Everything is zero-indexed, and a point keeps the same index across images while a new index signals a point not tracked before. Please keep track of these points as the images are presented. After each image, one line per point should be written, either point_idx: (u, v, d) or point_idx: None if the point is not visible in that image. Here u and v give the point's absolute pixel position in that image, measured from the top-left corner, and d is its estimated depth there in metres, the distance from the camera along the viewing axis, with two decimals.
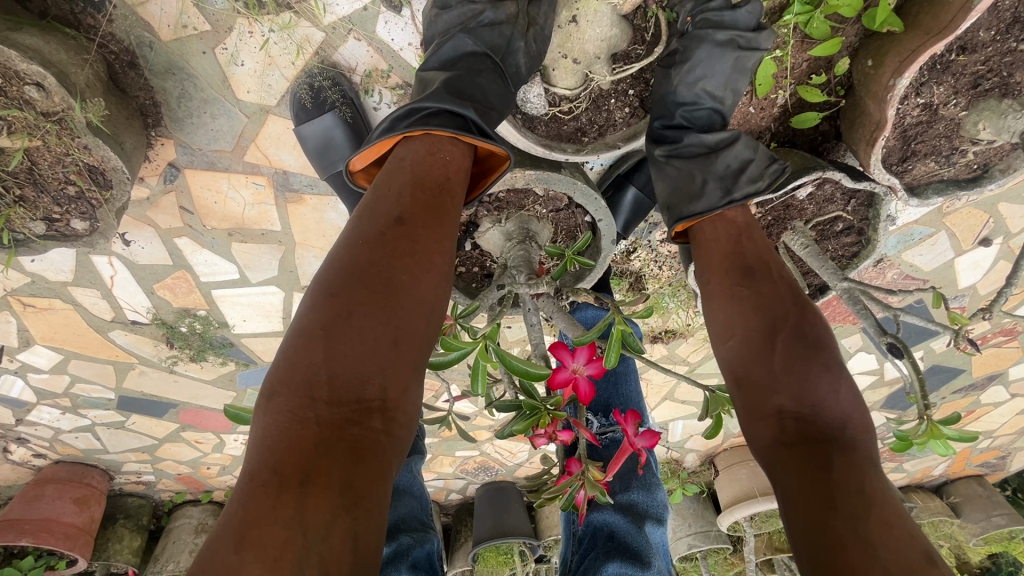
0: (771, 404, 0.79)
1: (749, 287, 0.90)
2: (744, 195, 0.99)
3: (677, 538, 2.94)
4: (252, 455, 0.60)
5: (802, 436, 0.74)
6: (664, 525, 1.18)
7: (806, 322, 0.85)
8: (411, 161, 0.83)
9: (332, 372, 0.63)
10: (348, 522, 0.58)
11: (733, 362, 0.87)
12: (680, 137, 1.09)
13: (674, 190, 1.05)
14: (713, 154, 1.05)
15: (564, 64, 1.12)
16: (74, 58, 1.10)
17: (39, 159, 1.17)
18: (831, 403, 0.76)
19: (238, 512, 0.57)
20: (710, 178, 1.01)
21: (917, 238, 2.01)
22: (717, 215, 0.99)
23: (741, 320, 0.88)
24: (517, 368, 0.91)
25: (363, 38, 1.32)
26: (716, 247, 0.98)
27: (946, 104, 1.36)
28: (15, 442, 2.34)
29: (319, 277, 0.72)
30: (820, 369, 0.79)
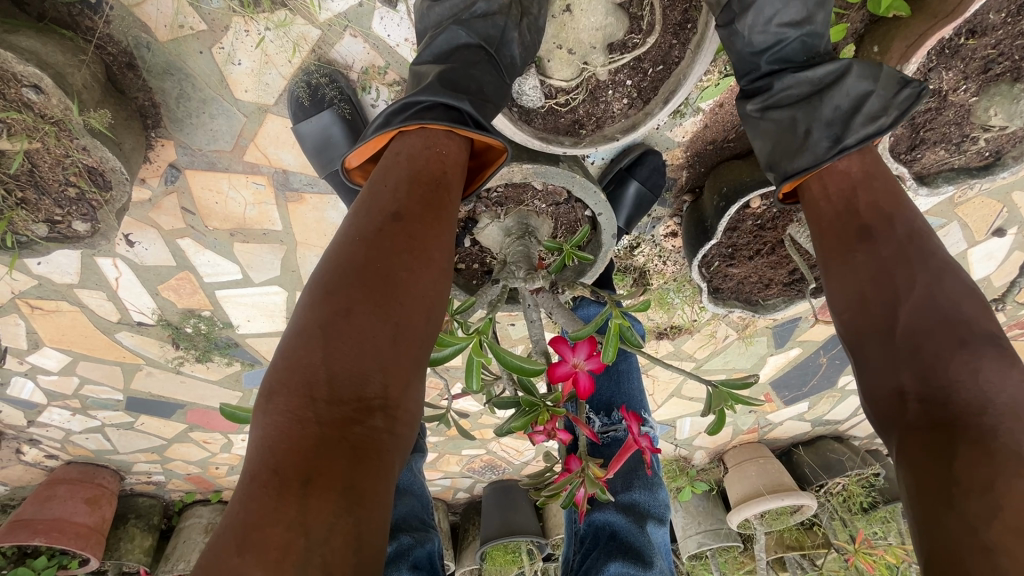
0: (892, 382, 0.69)
1: (864, 252, 0.79)
2: (858, 139, 0.87)
3: (686, 536, 2.91)
4: (252, 457, 0.59)
5: (927, 423, 0.64)
6: (665, 526, 1.17)
7: (941, 289, 0.71)
8: (407, 156, 0.81)
9: (331, 371, 0.62)
10: (351, 522, 0.57)
11: (852, 337, 0.77)
12: (777, 80, 0.98)
13: (772, 149, 0.97)
14: (819, 95, 0.93)
15: (559, 54, 1.11)
16: (71, 60, 1.10)
17: (40, 161, 1.18)
18: (967, 384, 0.63)
19: (238, 515, 0.56)
20: (818, 125, 0.91)
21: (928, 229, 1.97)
22: (827, 169, 0.88)
23: (855, 292, 0.78)
24: (511, 363, 0.89)
25: (359, 35, 1.32)
26: (827, 207, 0.87)
27: (955, 90, 1.32)
28: (27, 443, 2.36)
29: (317, 275, 0.71)
30: (953, 343, 0.66)
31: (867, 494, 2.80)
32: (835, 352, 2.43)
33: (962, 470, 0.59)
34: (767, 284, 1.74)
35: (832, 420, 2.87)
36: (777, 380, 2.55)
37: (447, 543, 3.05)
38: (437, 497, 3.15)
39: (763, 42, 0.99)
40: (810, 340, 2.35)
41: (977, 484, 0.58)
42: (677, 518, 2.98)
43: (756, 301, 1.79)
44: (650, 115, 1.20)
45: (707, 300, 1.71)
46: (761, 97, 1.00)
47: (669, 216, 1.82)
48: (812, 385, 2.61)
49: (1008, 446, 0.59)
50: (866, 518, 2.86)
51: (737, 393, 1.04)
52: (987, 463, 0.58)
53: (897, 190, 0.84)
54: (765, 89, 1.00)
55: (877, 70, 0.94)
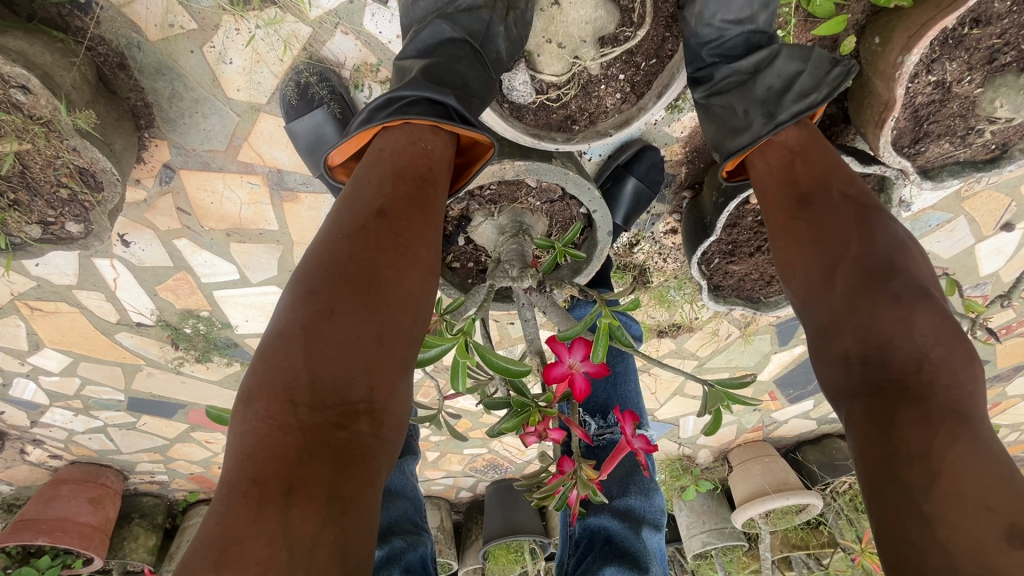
0: (837, 349, 0.70)
1: (806, 222, 0.82)
2: (790, 115, 0.93)
3: (690, 536, 2.89)
4: (231, 464, 0.57)
5: (869, 384, 0.65)
6: (661, 532, 1.14)
7: (874, 249, 0.74)
8: (391, 152, 0.80)
9: (313, 374, 0.60)
10: (338, 532, 0.55)
11: (802, 306, 0.80)
12: (716, 70, 1.05)
13: (715, 132, 1.03)
14: (753, 78, 1.00)
15: (549, 48, 1.09)
16: (60, 60, 1.10)
17: (30, 162, 1.18)
18: (903, 341, 0.65)
19: (218, 526, 0.54)
20: (753, 106, 0.97)
21: (934, 224, 1.93)
22: (766, 145, 0.94)
23: (800, 262, 0.81)
24: (499, 366, 0.88)
25: (350, 32, 1.31)
26: (771, 183, 0.91)
27: (959, 81, 1.29)
28: (31, 443, 2.38)
29: (298, 275, 0.69)
30: (886, 299, 0.68)
31: None
32: None
33: (901, 432, 0.60)
34: (768, 281, 1.70)
35: (838, 418, 2.84)
36: (781, 378, 2.51)
37: (449, 542, 3.05)
38: (440, 497, 3.14)
39: (707, 35, 1.04)
40: None
41: (915, 447, 0.59)
42: (681, 518, 2.96)
43: (757, 299, 1.75)
44: (644, 109, 1.18)
45: (707, 298, 1.69)
46: (704, 86, 1.07)
47: (668, 213, 1.79)
48: (816, 383, 2.57)
49: (939, 399, 0.60)
50: None
51: (733, 393, 1.01)
52: (924, 422, 0.59)
53: (834, 160, 0.88)
54: (707, 79, 1.07)
55: (810, 49, 0.99)
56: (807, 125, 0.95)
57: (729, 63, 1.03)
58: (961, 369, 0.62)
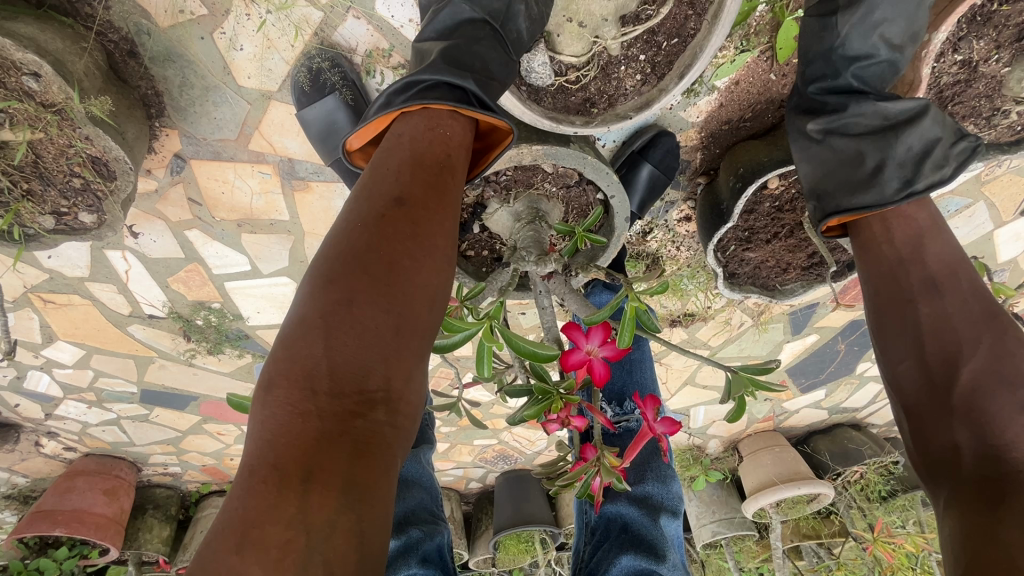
0: (949, 436, 0.75)
1: (927, 306, 0.84)
2: (927, 184, 0.93)
3: (700, 526, 2.89)
4: (250, 450, 0.56)
5: (980, 475, 0.70)
6: (678, 519, 1.14)
7: (1002, 349, 0.77)
8: (410, 138, 0.78)
9: (331, 362, 0.58)
10: (352, 518, 0.54)
11: (908, 380, 0.82)
12: (854, 109, 1.04)
13: (829, 171, 1.03)
14: (895, 131, 0.99)
15: (570, 27, 1.06)
16: (72, 47, 1.09)
17: (43, 151, 1.17)
18: (1018, 443, 0.70)
19: (235, 511, 0.53)
20: (890, 162, 0.97)
21: (953, 210, 1.90)
22: (891, 212, 0.93)
23: (916, 339, 0.83)
24: (527, 351, 0.86)
25: (362, 16, 1.29)
26: (887, 250, 0.91)
27: (986, 61, 1.25)
28: (46, 436, 2.39)
29: (317, 260, 0.67)
30: (1011, 403, 0.72)
31: (886, 483, 2.78)
32: (854, 338, 2.38)
33: (1007, 513, 0.65)
34: (784, 269, 1.69)
35: (850, 407, 2.82)
36: (794, 367, 2.49)
37: (460, 532, 3.06)
38: (450, 487, 3.15)
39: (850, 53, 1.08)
40: (828, 326, 2.30)
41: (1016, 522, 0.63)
42: (690, 507, 2.95)
43: (773, 287, 1.73)
44: (665, 91, 1.15)
45: (722, 286, 1.67)
46: (828, 124, 1.07)
47: (682, 200, 1.77)
48: (829, 372, 2.56)
49: None
50: (883, 507, 2.82)
51: (758, 379, 1.00)
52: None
53: (962, 250, 0.89)
54: (835, 112, 1.07)
55: (944, 118, 1.01)
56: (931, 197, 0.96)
57: (864, 104, 1.03)
58: None
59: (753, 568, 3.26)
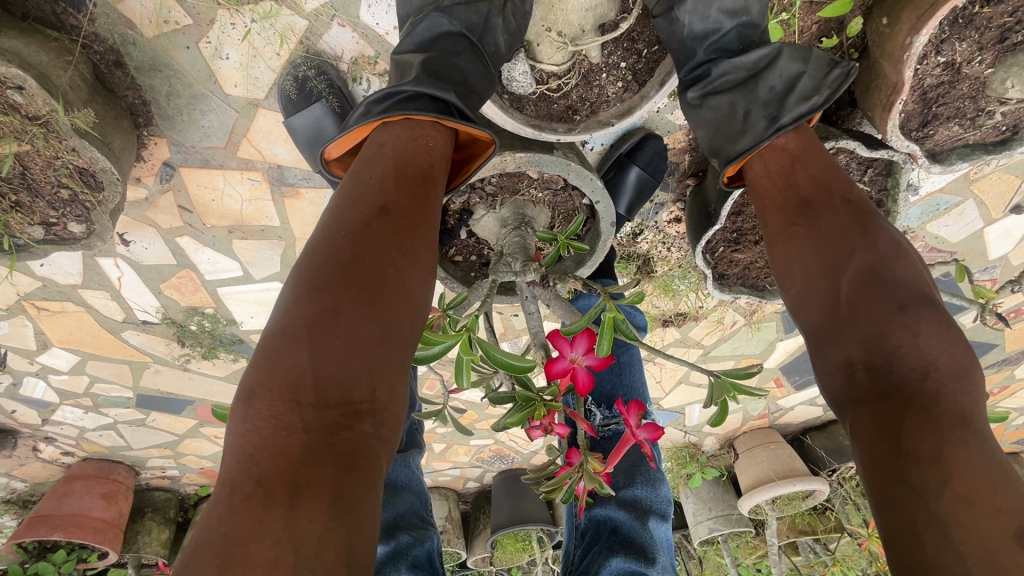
0: (840, 353, 0.69)
1: (807, 227, 0.80)
2: (793, 118, 0.90)
3: (698, 522, 2.92)
4: (231, 465, 0.54)
5: (872, 390, 0.64)
6: (667, 522, 1.15)
7: (880, 254, 0.72)
8: (392, 147, 0.77)
9: (316, 373, 0.58)
10: (342, 533, 0.53)
11: (802, 310, 0.77)
12: (714, 66, 1.01)
13: (712, 133, 1.00)
14: (754, 78, 0.96)
15: (549, 37, 1.07)
16: (56, 60, 1.09)
17: (30, 163, 1.18)
18: (908, 349, 0.63)
19: (217, 528, 0.51)
20: (755, 108, 0.94)
21: (943, 208, 1.90)
22: (766, 148, 0.91)
23: (801, 264, 0.79)
24: (506, 363, 0.86)
25: (347, 24, 1.29)
26: (771, 185, 0.89)
27: (969, 62, 1.26)
28: (43, 441, 2.41)
29: (299, 270, 0.66)
30: (890, 306, 0.67)
31: None
32: None
33: (910, 441, 0.59)
34: None
35: None
36: (787, 365, 2.49)
37: (458, 531, 3.09)
38: (448, 488, 3.16)
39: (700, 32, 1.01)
40: None
41: (925, 453, 0.58)
42: (688, 505, 2.98)
43: (763, 288, 1.74)
44: (646, 98, 1.15)
45: (712, 287, 1.68)
46: (702, 85, 1.02)
47: (671, 201, 1.78)
48: None
49: (952, 412, 0.59)
50: None
51: (739, 384, 1.01)
52: (932, 430, 0.58)
53: (835, 166, 0.86)
54: (702, 75, 1.03)
55: (804, 52, 0.97)
56: (805, 128, 0.92)
57: (726, 60, 0.99)
58: (965, 373, 0.62)
59: (749, 564, 3.29)
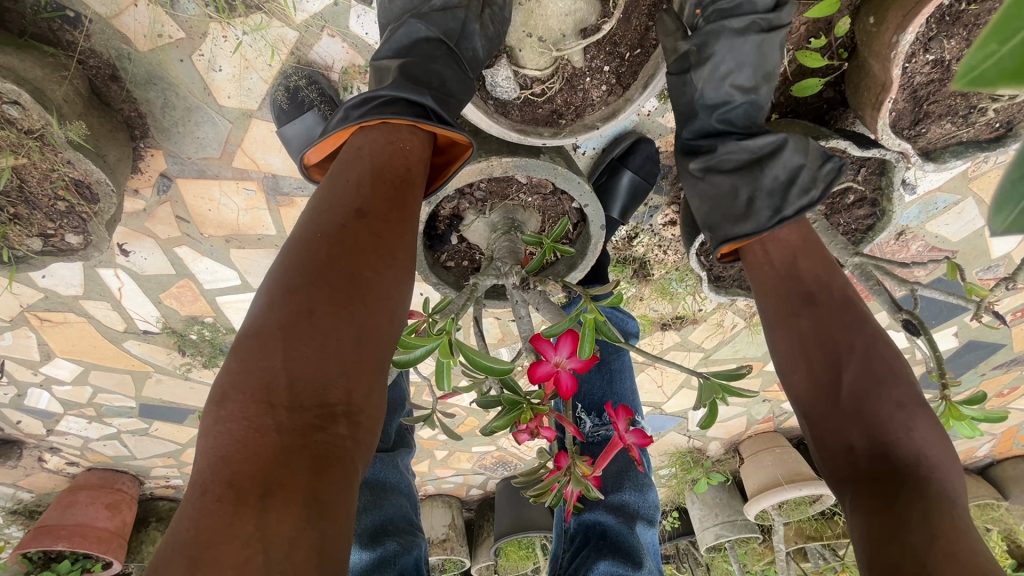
0: (842, 440, 0.73)
1: (810, 316, 0.83)
2: (796, 211, 0.91)
3: (704, 528, 2.88)
4: (204, 467, 0.55)
5: (875, 478, 0.68)
6: (654, 528, 1.14)
7: (877, 349, 0.77)
8: (369, 151, 0.78)
9: (290, 374, 0.58)
10: (314, 533, 0.53)
11: (799, 395, 0.80)
12: (720, 144, 1.01)
13: (710, 208, 1.00)
14: (759, 163, 0.96)
15: (530, 42, 1.08)
16: (51, 75, 1.12)
17: (28, 176, 1.20)
18: (905, 440, 0.69)
19: (190, 530, 0.51)
20: (759, 195, 0.94)
21: (942, 207, 1.88)
22: (768, 235, 0.92)
23: (801, 350, 0.81)
24: (485, 366, 0.86)
25: (337, 34, 1.31)
26: (767, 266, 0.91)
27: (959, 59, 1.25)
28: (48, 451, 2.43)
29: (275, 274, 0.66)
30: (892, 404, 0.71)
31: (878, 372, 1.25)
32: None
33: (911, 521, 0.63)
34: None
35: None
36: None
37: (462, 539, 3.07)
38: (451, 495, 3.15)
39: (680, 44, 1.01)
40: None
41: None
42: (693, 511, 2.94)
43: None
44: (630, 101, 1.15)
45: (708, 289, 1.65)
46: (705, 159, 1.02)
47: (666, 204, 1.78)
48: None
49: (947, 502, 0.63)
50: None
51: (728, 386, 1.00)
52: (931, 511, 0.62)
53: (831, 258, 0.90)
54: (708, 151, 1.03)
55: (808, 142, 0.98)
56: (804, 219, 0.94)
57: (731, 140, 1.00)
58: (951, 467, 0.68)
59: (758, 571, 3.23)
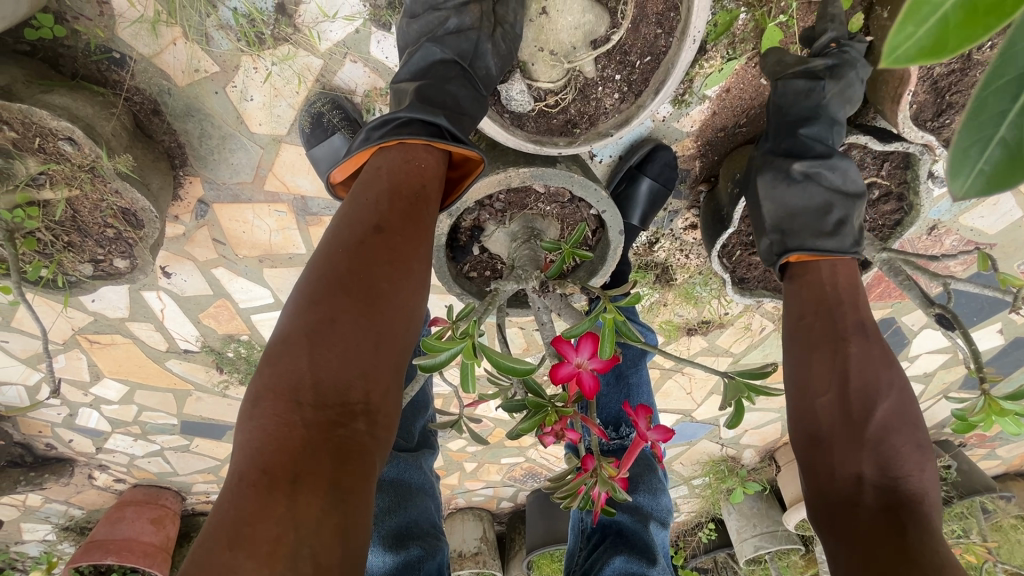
0: (854, 467, 0.78)
1: (854, 342, 0.86)
2: (870, 252, 0.98)
3: (743, 540, 2.79)
4: (239, 456, 0.59)
5: (886, 511, 0.73)
6: (668, 529, 1.13)
7: (907, 398, 0.83)
8: (387, 170, 0.82)
9: (316, 376, 0.62)
10: (337, 517, 0.58)
11: (826, 416, 0.82)
12: (829, 164, 1.07)
13: (792, 217, 1.04)
14: (854, 197, 1.04)
15: (542, 56, 1.13)
16: (100, 112, 1.21)
17: (81, 207, 1.30)
18: (911, 483, 0.76)
19: (227, 514, 0.56)
20: (848, 219, 1.00)
21: (975, 199, 1.83)
22: (839, 261, 0.95)
23: (841, 376, 0.83)
24: (511, 367, 0.87)
25: (359, 59, 1.38)
26: (816, 292, 0.93)
27: (979, 48, 1.23)
28: (98, 469, 2.54)
29: (300, 284, 0.70)
30: (912, 445, 0.79)
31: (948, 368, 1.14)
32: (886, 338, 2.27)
33: (909, 560, 0.69)
34: None
35: None
36: None
37: (494, 552, 3.05)
38: (482, 508, 3.15)
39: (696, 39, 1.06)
40: None
41: None
42: (731, 521, 2.86)
43: None
44: (643, 106, 1.18)
45: (732, 292, 1.60)
46: (809, 167, 1.08)
47: (686, 208, 1.78)
48: None
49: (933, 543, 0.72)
50: None
51: (754, 384, 0.99)
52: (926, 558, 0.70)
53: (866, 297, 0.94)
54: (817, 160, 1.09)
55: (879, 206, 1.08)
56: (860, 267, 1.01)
57: (848, 164, 1.07)
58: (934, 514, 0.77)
59: None
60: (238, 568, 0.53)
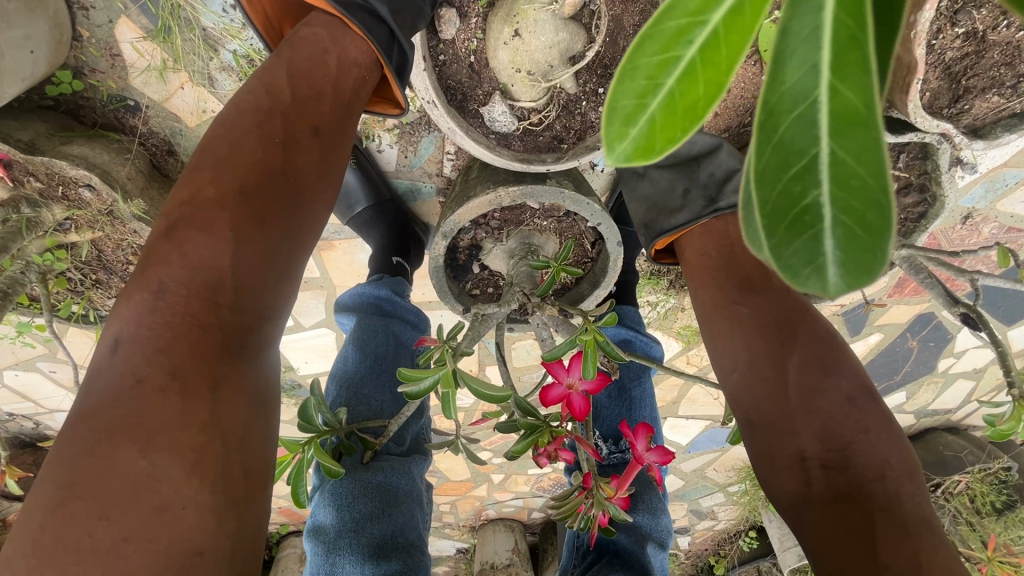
0: (793, 448, 0.79)
1: (748, 309, 0.90)
2: (729, 202, 1.01)
3: (786, 549, 2.65)
4: (139, 354, 0.58)
5: (835, 489, 0.75)
6: (665, 551, 1.11)
7: (822, 346, 0.84)
8: (333, 61, 0.81)
9: (234, 278, 0.63)
10: (250, 418, 0.62)
11: (747, 401, 0.86)
12: None
13: (652, 205, 1.12)
14: (695, 163, 1.10)
15: (520, 78, 1.11)
16: (116, 158, 1.29)
17: (105, 246, 1.39)
18: (860, 445, 0.77)
19: (127, 405, 0.56)
20: (694, 188, 1.07)
21: (1013, 183, 1.71)
22: (703, 225, 1.03)
23: (748, 352, 0.87)
24: (490, 394, 0.88)
25: None
26: (711, 266, 0.98)
27: (993, 28, 1.16)
28: None
29: (218, 170, 0.67)
30: (841, 399, 0.80)
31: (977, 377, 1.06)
32: (926, 334, 2.15)
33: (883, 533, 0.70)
34: None
35: (940, 409, 2.50)
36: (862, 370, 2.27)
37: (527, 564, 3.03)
38: (512, 519, 3.14)
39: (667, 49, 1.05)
40: (891, 323, 2.08)
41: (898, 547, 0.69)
42: (772, 530, 2.74)
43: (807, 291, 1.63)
44: None
45: None
46: None
47: None
48: (906, 374, 2.30)
49: (899, 500, 0.73)
50: (1001, 522, 2.37)
51: None
52: (898, 524, 0.70)
53: None
54: None
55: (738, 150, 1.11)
56: None
57: None
58: (899, 462, 0.77)
59: None
60: (159, 473, 0.54)
